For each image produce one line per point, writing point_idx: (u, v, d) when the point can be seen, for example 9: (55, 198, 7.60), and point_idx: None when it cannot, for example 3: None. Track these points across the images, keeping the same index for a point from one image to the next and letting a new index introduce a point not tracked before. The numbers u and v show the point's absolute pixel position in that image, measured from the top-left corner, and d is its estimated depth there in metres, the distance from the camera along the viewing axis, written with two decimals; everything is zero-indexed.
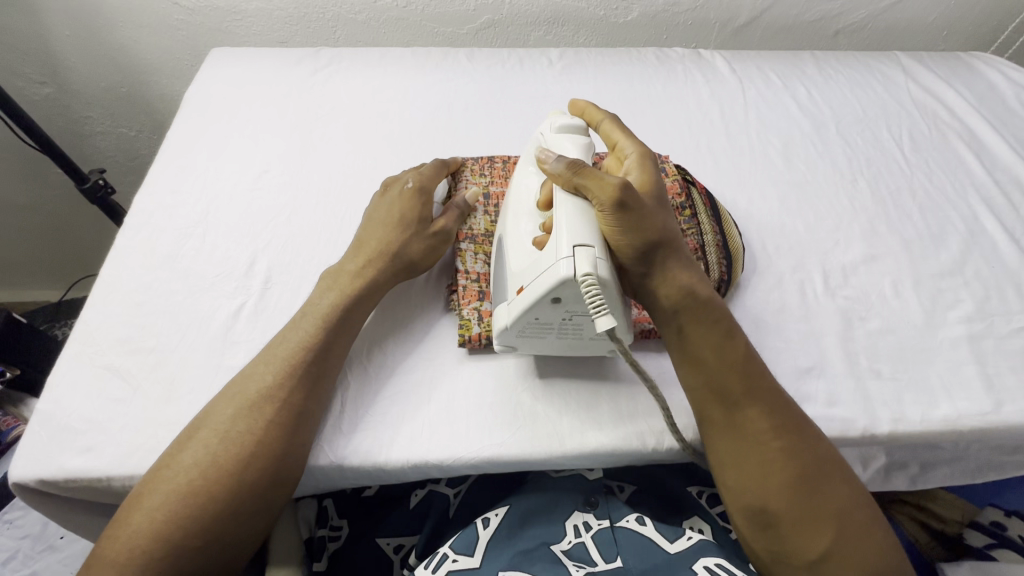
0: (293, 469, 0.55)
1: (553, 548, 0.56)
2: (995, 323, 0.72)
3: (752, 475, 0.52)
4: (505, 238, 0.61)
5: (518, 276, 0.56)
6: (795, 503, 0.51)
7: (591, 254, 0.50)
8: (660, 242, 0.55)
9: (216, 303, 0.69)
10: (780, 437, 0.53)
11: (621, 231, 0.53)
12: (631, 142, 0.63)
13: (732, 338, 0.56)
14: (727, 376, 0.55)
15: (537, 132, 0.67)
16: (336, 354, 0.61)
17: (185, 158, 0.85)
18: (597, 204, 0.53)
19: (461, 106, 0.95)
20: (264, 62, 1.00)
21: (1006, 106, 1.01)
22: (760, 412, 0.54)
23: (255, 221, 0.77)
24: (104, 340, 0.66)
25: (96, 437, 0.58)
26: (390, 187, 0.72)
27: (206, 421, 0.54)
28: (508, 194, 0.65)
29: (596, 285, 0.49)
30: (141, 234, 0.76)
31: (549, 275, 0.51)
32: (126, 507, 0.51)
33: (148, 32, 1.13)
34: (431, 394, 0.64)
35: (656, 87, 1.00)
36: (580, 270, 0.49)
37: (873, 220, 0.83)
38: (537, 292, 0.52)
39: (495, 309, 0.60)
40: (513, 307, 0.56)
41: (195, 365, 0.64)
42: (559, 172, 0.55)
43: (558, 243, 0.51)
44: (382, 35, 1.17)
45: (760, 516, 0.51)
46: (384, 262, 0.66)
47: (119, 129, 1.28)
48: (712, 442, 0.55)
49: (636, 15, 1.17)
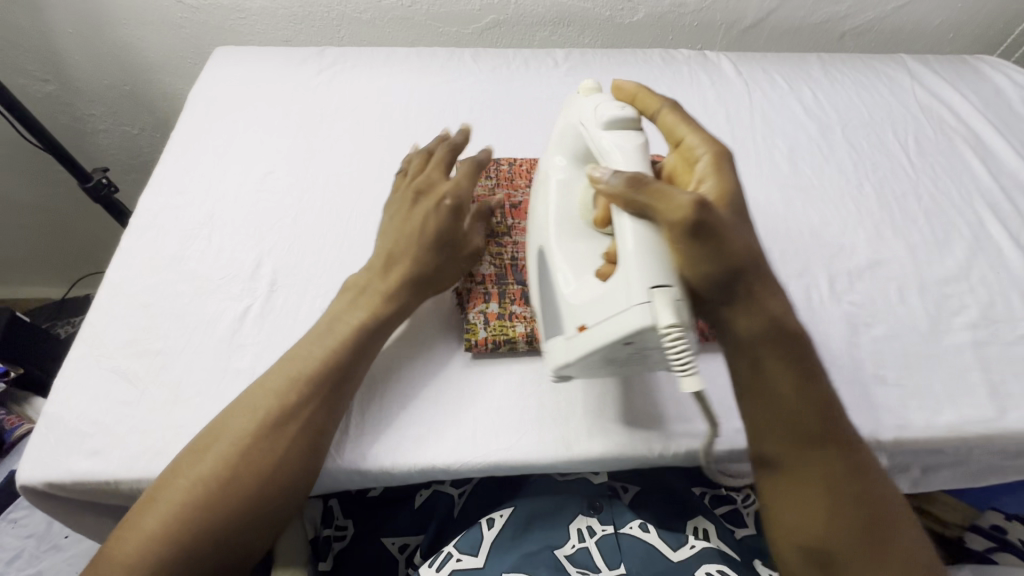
0: (301, 484, 0.54)
1: (556, 551, 0.57)
2: (1000, 330, 0.72)
3: (819, 513, 0.52)
4: (552, 245, 0.61)
5: (579, 312, 0.53)
6: (859, 547, 0.51)
7: (669, 297, 0.47)
8: (741, 267, 0.51)
9: (222, 305, 0.69)
10: (855, 479, 0.53)
11: (701, 261, 0.49)
12: (698, 139, 0.58)
13: (808, 371, 0.54)
14: (809, 417, 0.53)
15: (568, 117, 0.65)
16: (362, 365, 0.61)
17: (190, 159, 0.85)
18: (666, 228, 0.49)
19: (467, 107, 0.95)
20: (268, 62, 1.00)
21: (1012, 110, 1.01)
22: (836, 452, 0.53)
23: (260, 223, 0.77)
24: (110, 342, 0.66)
25: (104, 440, 0.59)
26: (421, 196, 0.67)
27: (222, 430, 0.54)
28: (557, 191, 0.64)
29: (681, 336, 0.46)
30: (146, 236, 0.75)
31: (625, 320, 0.48)
32: (139, 507, 0.51)
33: (151, 30, 1.12)
34: (459, 404, 0.63)
35: (662, 89, 1.00)
36: (662, 320, 0.46)
37: (878, 225, 0.83)
38: (611, 336, 0.49)
39: (551, 339, 0.58)
40: (575, 345, 0.53)
41: (201, 367, 0.64)
42: (616, 190, 0.52)
43: (633, 286, 0.48)
44: (387, 35, 1.17)
45: (817, 554, 0.52)
46: (416, 287, 0.64)
47: (122, 127, 1.27)
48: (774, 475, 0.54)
49: (642, 15, 1.17)
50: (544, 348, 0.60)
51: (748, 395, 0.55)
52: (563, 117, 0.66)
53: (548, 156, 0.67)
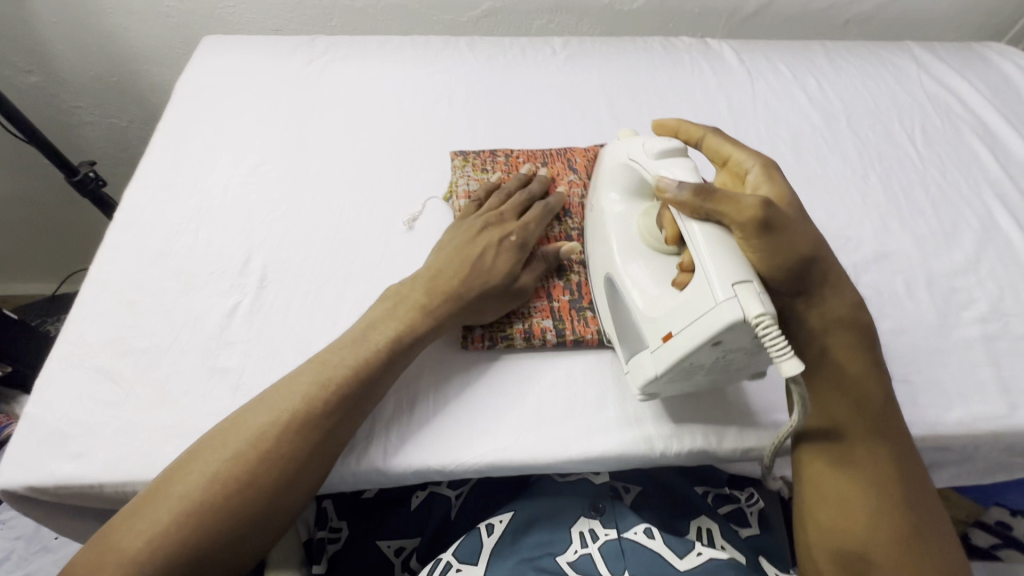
0: (301, 490, 0.52)
1: (558, 559, 0.54)
2: (1010, 324, 0.70)
3: (859, 517, 0.51)
4: (618, 269, 0.58)
5: (661, 323, 0.51)
6: (902, 557, 0.49)
7: (754, 290, 0.45)
8: (812, 258, 0.52)
9: (211, 302, 0.67)
10: (901, 485, 0.52)
11: (775, 256, 0.50)
12: (746, 154, 0.59)
13: (862, 372, 0.54)
14: (858, 420, 0.53)
15: (613, 155, 0.65)
16: (391, 374, 0.58)
17: (177, 151, 0.82)
18: (737, 229, 0.49)
19: (462, 96, 0.92)
20: (257, 51, 0.97)
21: (1020, 99, 0.99)
22: (884, 454, 0.53)
23: (250, 217, 0.75)
24: (94, 340, 0.64)
25: (88, 442, 0.57)
26: (489, 230, 0.66)
27: (233, 429, 0.52)
28: (610, 218, 0.63)
29: (774, 325, 0.42)
30: (132, 231, 0.73)
31: (710, 320, 0.45)
32: (134, 504, 0.49)
33: (138, 19, 1.09)
34: (494, 414, 0.61)
35: (663, 78, 0.97)
36: (751, 311, 0.43)
37: (885, 217, 0.81)
38: (699, 340, 0.47)
39: (637, 355, 0.56)
40: (661, 357, 0.51)
41: (188, 366, 0.62)
42: (685, 201, 0.50)
43: (713, 284, 0.46)
44: (381, 23, 1.14)
45: (855, 559, 0.50)
46: (456, 312, 0.62)
47: (110, 120, 1.24)
48: (814, 473, 0.54)
49: (642, 2, 1.14)
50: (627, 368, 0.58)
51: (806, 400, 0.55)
52: (610, 157, 0.65)
53: (597, 192, 0.67)
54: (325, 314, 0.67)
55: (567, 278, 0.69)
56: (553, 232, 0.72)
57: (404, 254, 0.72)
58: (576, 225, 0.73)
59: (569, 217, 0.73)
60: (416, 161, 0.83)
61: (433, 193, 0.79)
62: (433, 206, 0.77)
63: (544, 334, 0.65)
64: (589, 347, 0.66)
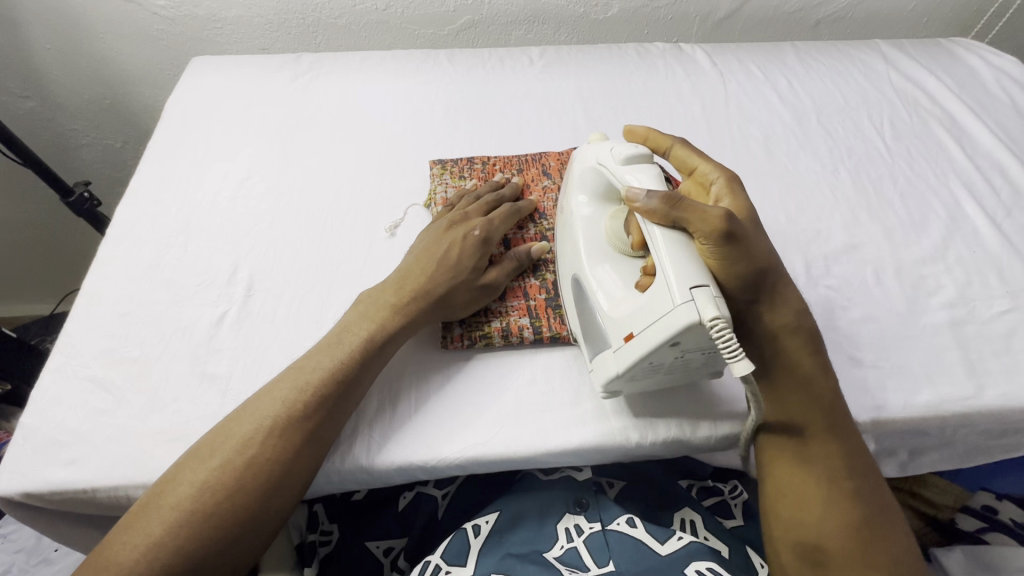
0: (290, 493, 0.53)
1: (544, 554, 0.56)
2: (977, 308, 0.72)
3: (812, 510, 0.53)
4: (584, 271, 0.60)
5: (624, 323, 0.53)
6: (853, 548, 0.51)
7: (710, 294, 0.47)
8: (766, 269, 0.55)
9: (199, 311, 0.69)
10: (853, 476, 0.54)
11: (730, 262, 0.53)
12: (711, 167, 0.62)
13: (806, 366, 0.57)
14: (809, 413, 0.55)
15: (583, 160, 0.65)
16: (371, 371, 0.61)
17: (167, 168, 0.85)
18: (701, 236, 0.51)
19: (442, 107, 0.95)
20: (243, 69, 1.00)
21: (986, 91, 1.02)
22: (838, 451, 0.55)
23: (236, 229, 0.78)
24: (87, 351, 0.66)
25: (81, 449, 0.59)
26: (455, 228, 0.69)
27: (219, 439, 0.54)
28: (577, 218, 0.64)
29: (727, 328, 0.45)
30: (123, 246, 0.76)
31: (669, 322, 0.48)
32: (127, 518, 0.50)
33: (128, 43, 1.13)
34: (471, 412, 0.63)
35: (637, 83, 1.00)
36: (705, 314, 0.46)
37: (854, 209, 0.83)
38: (657, 340, 0.49)
39: (599, 353, 0.58)
40: (624, 355, 0.53)
41: (177, 373, 0.64)
42: (654, 209, 0.51)
43: (673, 288, 0.48)
44: (364, 39, 1.17)
45: (812, 551, 0.52)
46: (425, 303, 0.64)
47: (105, 141, 1.28)
48: (770, 471, 0.56)
49: (616, 11, 1.17)
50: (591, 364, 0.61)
51: (762, 392, 0.57)
52: (579, 161, 0.66)
53: (565, 190, 0.68)
54: (310, 320, 0.69)
55: (542, 276, 0.72)
56: (527, 233, 0.75)
57: (386, 259, 0.75)
58: (550, 226, 0.76)
59: (544, 219, 0.76)
60: (397, 169, 0.85)
61: (414, 200, 0.82)
62: (414, 213, 0.80)
63: (521, 332, 0.67)
64: (566, 342, 0.68)
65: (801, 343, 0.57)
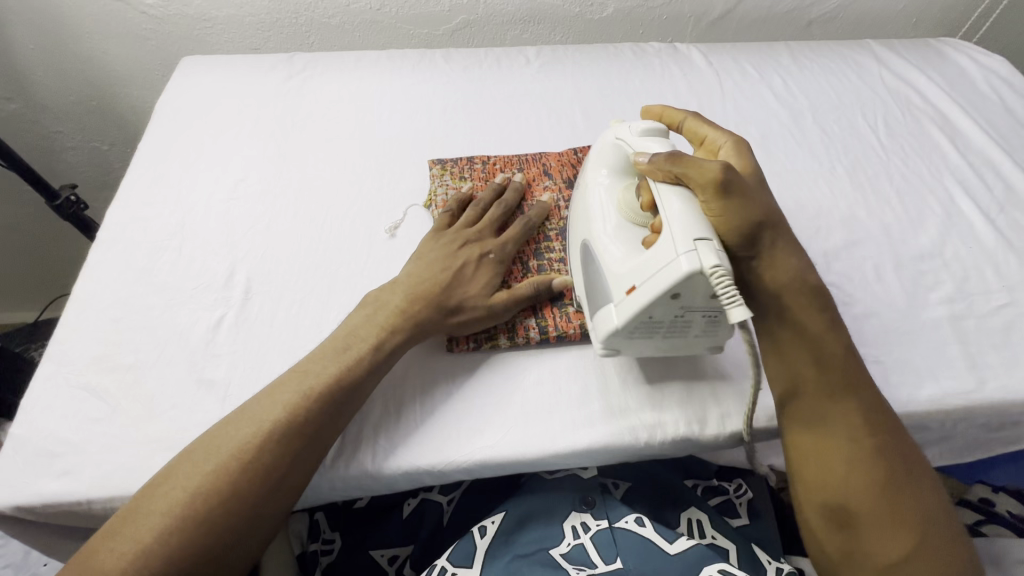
0: (283, 499, 0.52)
1: (551, 551, 0.56)
2: (975, 303, 0.73)
3: (838, 470, 0.53)
4: (591, 234, 0.61)
5: (625, 277, 0.54)
6: (881, 505, 0.51)
7: (712, 246, 0.48)
8: (768, 223, 0.55)
9: (195, 316, 0.67)
10: (874, 438, 0.54)
11: (730, 213, 0.53)
12: (720, 133, 0.62)
13: (826, 336, 0.56)
14: (827, 373, 0.55)
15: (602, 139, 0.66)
16: (376, 375, 0.59)
17: (159, 170, 0.83)
18: (700, 190, 0.52)
19: (440, 107, 0.94)
20: (236, 69, 0.98)
21: (976, 90, 1.03)
22: (858, 407, 0.54)
23: (232, 231, 0.76)
24: (79, 359, 0.64)
25: (75, 460, 0.57)
26: (471, 245, 0.68)
27: (213, 442, 0.52)
28: (592, 189, 0.64)
29: (727, 276, 0.46)
30: (115, 250, 0.74)
31: (670, 272, 0.49)
32: (113, 523, 0.48)
33: (115, 43, 1.11)
34: (478, 414, 0.62)
35: (635, 83, 1.00)
36: (707, 262, 0.47)
37: (852, 206, 0.84)
38: (658, 291, 0.50)
39: (597, 313, 0.58)
40: (624, 308, 0.53)
41: (174, 380, 0.62)
42: (657, 166, 0.54)
43: (676, 240, 0.49)
44: (358, 39, 1.16)
45: (839, 511, 0.52)
46: (437, 318, 0.63)
47: (92, 144, 1.25)
48: (794, 434, 0.56)
49: (611, 11, 1.17)
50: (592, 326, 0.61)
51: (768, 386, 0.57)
52: (599, 141, 0.67)
53: (585, 167, 0.68)
54: (310, 323, 0.67)
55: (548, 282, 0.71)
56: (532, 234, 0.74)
57: (386, 260, 0.74)
58: (553, 226, 0.75)
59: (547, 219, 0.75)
60: (395, 170, 0.84)
61: (414, 200, 0.80)
62: (414, 213, 0.79)
63: (528, 332, 0.66)
64: (572, 342, 0.67)
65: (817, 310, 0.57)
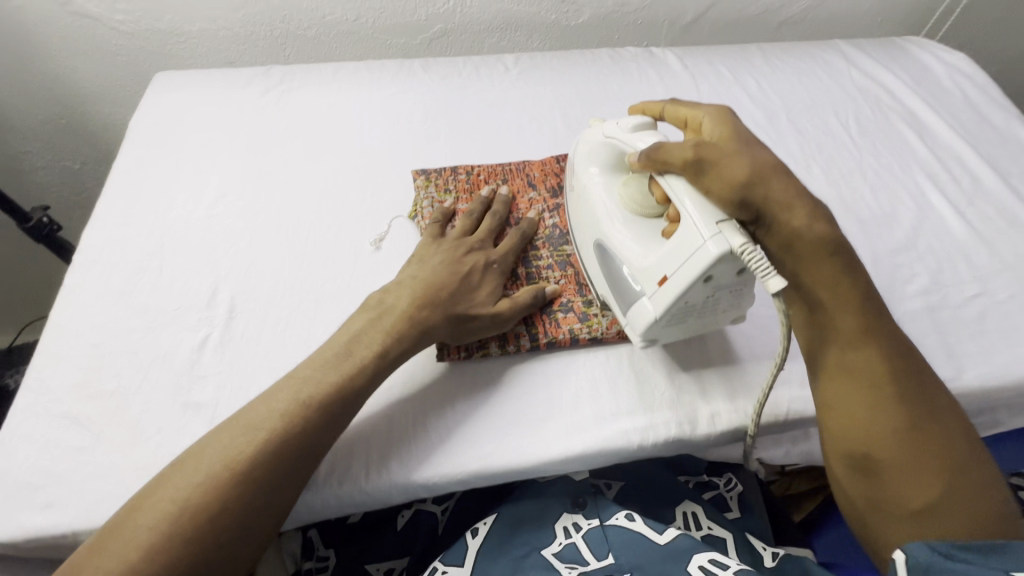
0: (274, 512, 0.51)
1: (543, 551, 0.57)
2: (949, 294, 0.75)
3: (860, 417, 0.54)
4: (604, 235, 0.63)
5: (654, 269, 0.56)
6: (904, 450, 0.52)
7: (734, 225, 0.51)
8: (760, 185, 0.53)
9: (179, 337, 0.66)
10: (897, 383, 0.54)
11: (712, 185, 0.53)
12: (702, 107, 0.62)
13: (842, 292, 0.56)
14: (845, 327, 0.55)
15: (584, 139, 0.70)
16: (374, 387, 0.59)
17: (136, 189, 0.81)
18: (680, 174, 0.55)
19: (421, 118, 0.94)
20: (211, 84, 0.97)
21: (941, 86, 1.07)
22: (880, 354, 0.54)
23: (214, 249, 0.75)
24: (59, 386, 0.62)
25: (58, 491, 0.55)
26: (473, 253, 0.69)
27: (204, 452, 0.51)
28: (590, 189, 0.66)
29: (756, 250, 0.49)
30: (93, 273, 0.72)
31: (701, 257, 0.51)
32: (93, 542, 0.47)
33: (85, 60, 1.08)
34: (480, 421, 0.62)
35: (614, 88, 1.01)
36: (735, 242, 0.50)
37: (829, 203, 0.86)
38: (691, 276, 0.52)
39: (630, 307, 0.60)
40: (659, 299, 0.56)
41: (159, 404, 0.61)
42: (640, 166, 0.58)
43: (699, 226, 0.52)
44: (335, 50, 1.15)
45: (862, 458, 0.53)
46: (450, 320, 0.63)
47: (63, 163, 1.22)
48: (817, 385, 0.57)
49: (587, 17, 1.18)
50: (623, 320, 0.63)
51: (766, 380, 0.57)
52: (584, 141, 0.69)
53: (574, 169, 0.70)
54: (298, 340, 0.67)
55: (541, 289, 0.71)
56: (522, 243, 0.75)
57: (372, 273, 0.73)
58: (540, 235, 0.75)
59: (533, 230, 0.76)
60: (378, 181, 0.84)
61: (398, 212, 0.80)
62: (398, 225, 0.79)
63: (518, 340, 0.67)
64: (561, 348, 0.67)
65: (831, 273, 0.56)
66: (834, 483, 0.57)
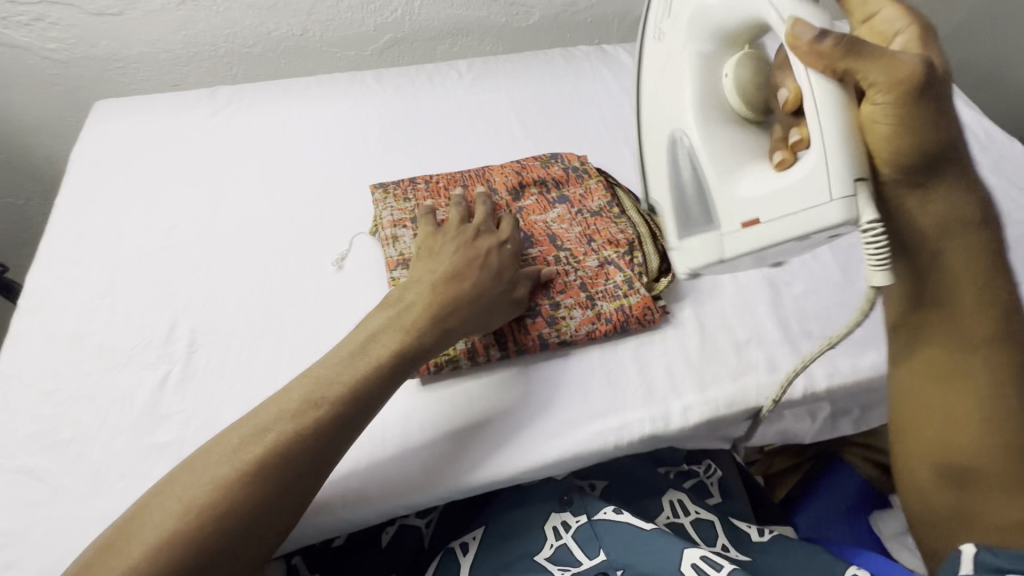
0: (281, 520, 0.49)
1: (535, 557, 0.57)
2: None
3: (965, 429, 0.51)
4: (691, 129, 0.55)
5: (750, 206, 0.51)
6: (1007, 469, 0.49)
7: (870, 189, 0.45)
8: (940, 147, 0.47)
9: (138, 377, 0.64)
10: (1011, 399, 0.50)
11: (899, 133, 0.45)
12: (896, 14, 0.50)
13: (973, 287, 0.50)
14: (965, 332, 0.51)
15: (684, 3, 0.56)
16: (372, 410, 0.56)
17: (82, 225, 0.78)
18: (877, 96, 0.45)
19: (376, 131, 0.92)
20: (155, 110, 0.94)
21: None
22: (999, 366, 0.50)
23: (169, 282, 0.73)
24: (12, 440, 0.60)
25: (18, 551, 0.53)
26: (483, 237, 0.68)
27: (215, 449, 0.50)
28: (688, 62, 0.56)
29: (883, 232, 0.44)
30: (40, 317, 0.69)
31: (816, 216, 0.46)
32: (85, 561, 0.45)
33: (20, 92, 1.04)
34: (466, 433, 0.62)
35: (568, 88, 1.02)
36: (865, 216, 0.44)
37: None
38: (789, 232, 0.48)
39: (699, 234, 0.56)
40: (739, 240, 0.52)
41: (121, 448, 0.59)
42: (826, 51, 0.44)
43: (834, 177, 0.45)
44: (284, 66, 1.12)
45: (958, 470, 0.51)
46: (468, 306, 0.62)
47: (5, 201, 1.17)
48: (913, 390, 0.54)
49: (537, 18, 1.18)
50: (679, 254, 0.59)
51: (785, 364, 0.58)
52: None
53: (671, 21, 0.58)
54: (264, 370, 0.65)
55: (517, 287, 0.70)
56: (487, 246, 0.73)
57: (337, 294, 0.72)
58: None
59: None
60: (337, 199, 0.83)
61: (359, 229, 0.79)
62: (360, 242, 0.77)
63: (488, 350, 0.65)
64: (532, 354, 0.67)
65: (971, 241, 0.49)
66: (909, 495, 0.56)
